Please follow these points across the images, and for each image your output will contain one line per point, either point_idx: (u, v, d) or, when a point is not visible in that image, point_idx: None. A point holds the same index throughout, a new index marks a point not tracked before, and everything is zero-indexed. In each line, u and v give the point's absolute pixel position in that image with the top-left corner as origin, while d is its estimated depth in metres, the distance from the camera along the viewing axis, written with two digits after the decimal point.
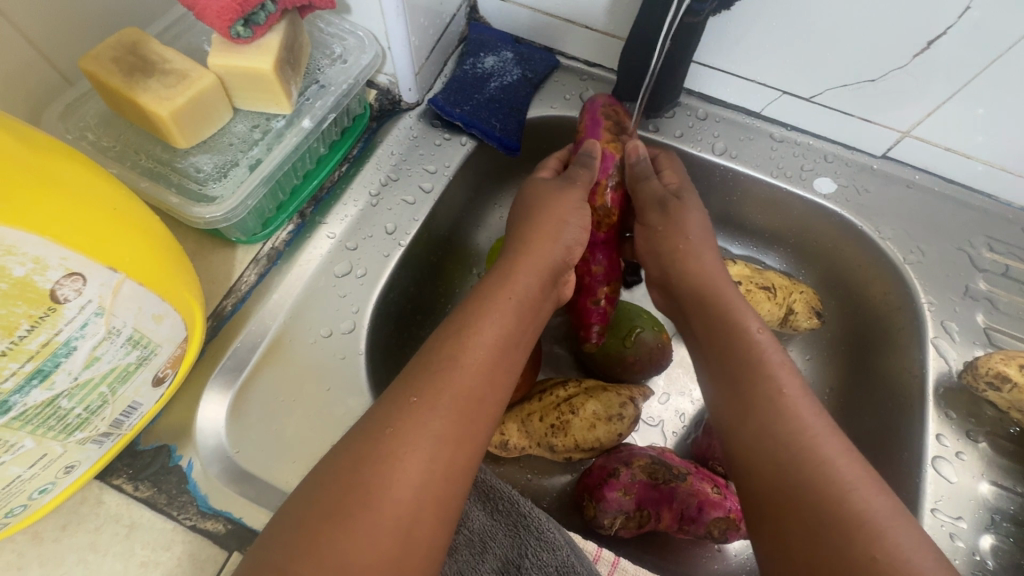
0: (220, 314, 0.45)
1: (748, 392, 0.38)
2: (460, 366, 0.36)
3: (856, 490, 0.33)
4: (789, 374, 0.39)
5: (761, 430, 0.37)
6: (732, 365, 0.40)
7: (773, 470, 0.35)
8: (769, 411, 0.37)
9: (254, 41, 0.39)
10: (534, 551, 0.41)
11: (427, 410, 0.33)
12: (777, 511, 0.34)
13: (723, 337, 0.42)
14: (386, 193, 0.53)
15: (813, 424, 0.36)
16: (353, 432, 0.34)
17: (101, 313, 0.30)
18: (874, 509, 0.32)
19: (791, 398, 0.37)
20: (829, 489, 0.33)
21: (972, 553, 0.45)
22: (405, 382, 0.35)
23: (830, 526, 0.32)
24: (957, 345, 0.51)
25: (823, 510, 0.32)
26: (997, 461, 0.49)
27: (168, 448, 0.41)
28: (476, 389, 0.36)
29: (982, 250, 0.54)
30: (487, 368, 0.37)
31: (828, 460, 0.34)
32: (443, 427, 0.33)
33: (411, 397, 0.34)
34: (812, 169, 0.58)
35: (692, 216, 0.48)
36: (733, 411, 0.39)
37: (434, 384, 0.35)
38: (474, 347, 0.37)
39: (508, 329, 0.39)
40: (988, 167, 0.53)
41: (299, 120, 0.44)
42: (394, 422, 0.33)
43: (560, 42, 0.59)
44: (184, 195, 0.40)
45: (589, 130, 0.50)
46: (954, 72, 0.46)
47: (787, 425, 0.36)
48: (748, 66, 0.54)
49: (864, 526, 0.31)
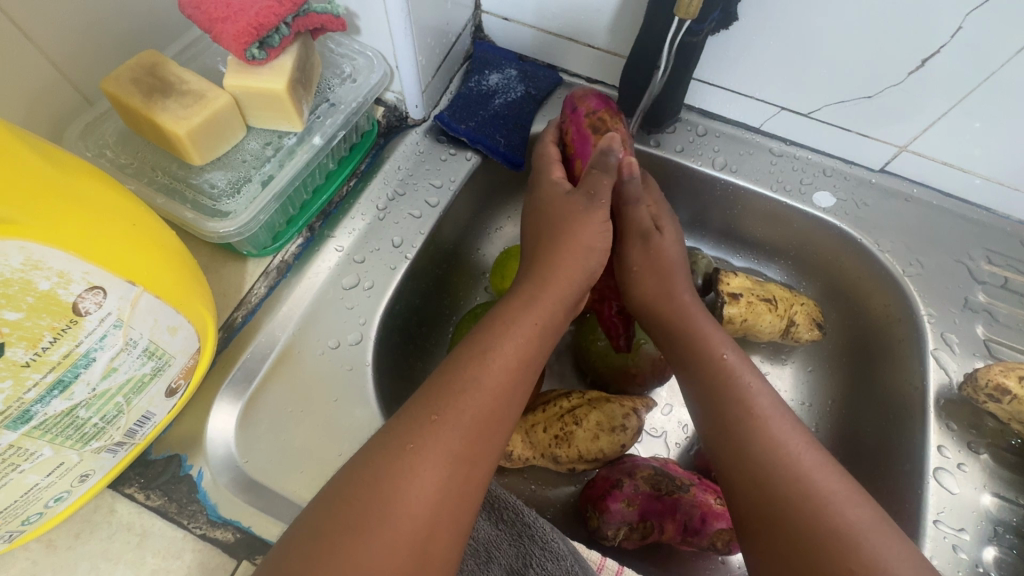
0: (231, 326, 0.46)
1: (718, 417, 0.39)
2: (479, 388, 0.36)
3: (832, 504, 0.33)
4: (766, 391, 0.39)
5: (744, 449, 0.37)
6: (702, 391, 0.41)
7: (750, 487, 0.36)
8: (740, 434, 0.37)
9: (268, 63, 0.40)
10: (539, 560, 0.41)
11: (447, 427, 0.34)
12: (761, 529, 0.35)
13: (693, 363, 0.42)
14: (393, 207, 0.54)
15: (805, 434, 0.37)
16: (375, 443, 0.34)
17: (119, 325, 0.31)
18: (851, 522, 0.33)
19: (762, 418, 0.38)
20: (819, 498, 0.34)
21: (975, 565, 0.45)
22: (425, 398, 0.36)
23: (808, 543, 0.33)
24: (957, 357, 0.52)
25: (800, 525, 0.33)
26: (999, 473, 0.49)
27: (179, 457, 0.41)
28: (495, 410, 0.36)
29: (980, 262, 0.55)
30: (505, 389, 0.37)
31: (809, 472, 0.35)
32: (460, 445, 0.34)
33: (433, 417, 0.35)
34: (811, 183, 0.59)
35: (666, 247, 0.48)
36: (710, 435, 0.39)
37: (453, 404, 0.35)
38: (495, 367, 0.37)
39: (529, 354, 0.39)
40: (986, 181, 0.54)
41: (310, 138, 0.45)
42: (414, 439, 0.34)
43: (563, 61, 0.60)
44: (199, 211, 0.41)
45: (579, 148, 0.50)
46: (949, 89, 0.48)
47: (761, 443, 0.37)
48: (747, 83, 0.55)
49: (839, 540, 0.32)
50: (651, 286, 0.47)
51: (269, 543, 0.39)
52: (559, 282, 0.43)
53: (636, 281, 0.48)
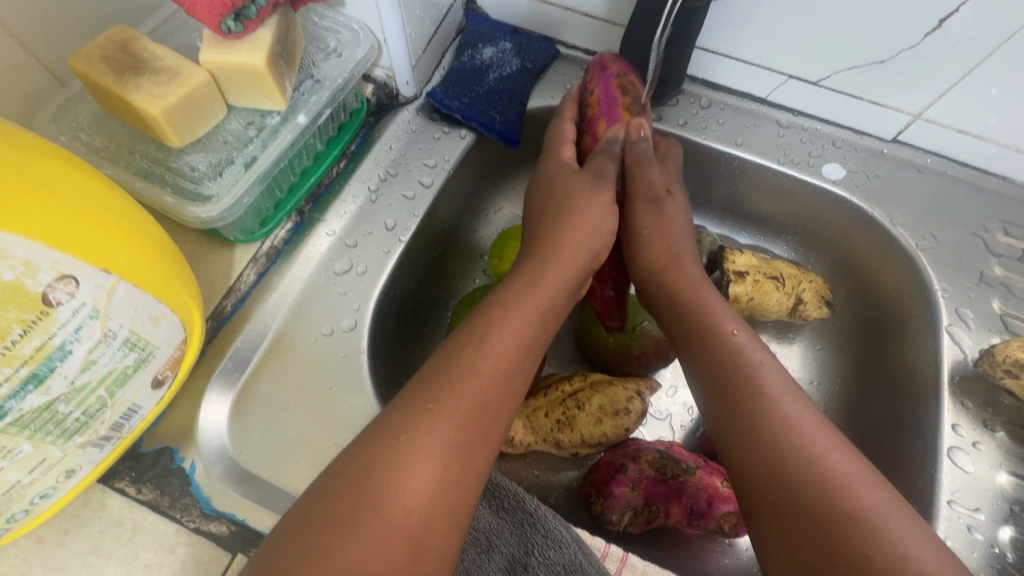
0: (220, 314, 0.45)
1: (732, 393, 0.38)
2: (476, 376, 0.35)
3: (850, 486, 0.32)
4: (777, 370, 0.38)
5: (744, 443, 0.36)
6: (713, 367, 0.39)
7: (762, 471, 0.35)
8: (750, 416, 0.36)
9: (245, 36, 0.38)
10: (541, 549, 0.39)
11: (443, 418, 0.33)
12: (776, 517, 0.33)
13: (701, 339, 0.41)
14: (385, 189, 0.52)
15: (802, 423, 0.35)
16: (368, 433, 0.33)
17: (95, 315, 0.30)
18: (870, 506, 0.32)
19: (775, 397, 0.37)
20: (823, 488, 0.32)
21: (990, 546, 0.44)
22: (421, 386, 0.34)
23: (826, 529, 0.31)
24: (973, 333, 0.50)
25: (816, 510, 0.32)
26: (1016, 451, 0.47)
27: (170, 450, 0.40)
28: (491, 399, 0.35)
29: (997, 234, 0.53)
30: (502, 377, 0.36)
31: (822, 456, 0.34)
32: (456, 435, 0.33)
33: (427, 405, 0.33)
34: (819, 154, 0.56)
35: (673, 217, 0.47)
36: (720, 415, 0.38)
37: (449, 392, 0.34)
38: (491, 354, 0.36)
39: (527, 339, 0.38)
40: (1003, 149, 0.51)
41: (294, 116, 0.43)
42: (408, 430, 0.32)
43: (559, 31, 0.58)
44: (179, 194, 0.39)
45: (603, 112, 0.48)
46: (966, 52, 0.45)
47: (773, 424, 0.35)
48: (753, 50, 0.52)
49: (859, 524, 0.31)
50: (661, 254, 0.45)
51: (264, 535, 0.38)
52: (552, 261, 0.42)
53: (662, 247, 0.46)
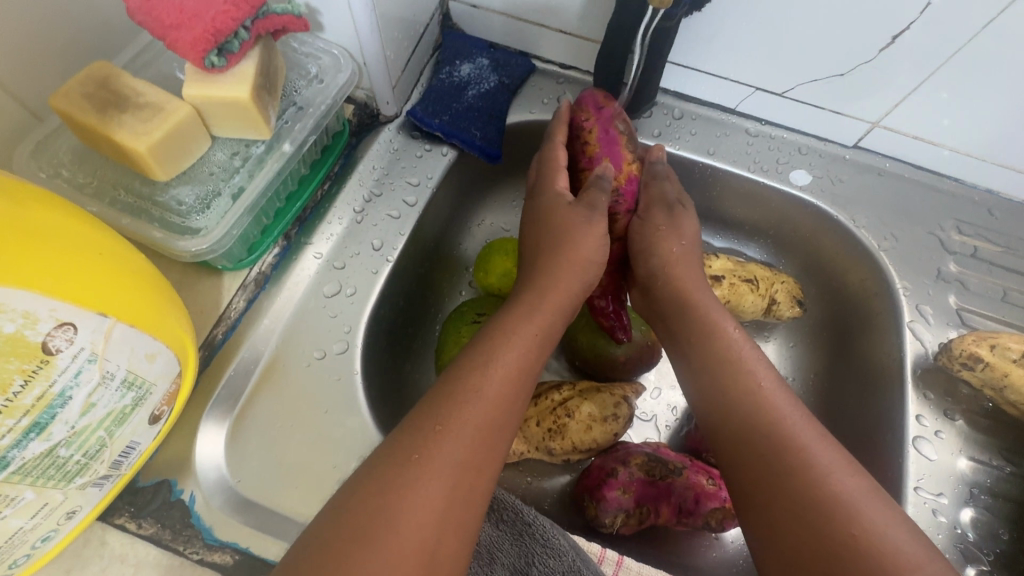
0: (211, 343, 0.45)
1: (727, 390, 0.40)
2: (480, 396, 0.37)
3: (834, 472, 0.35)
4: (767, 367, 0.41)
5: (739, 435, 0.39)
6: (710, 367, 0.42)
7: (753, 461, 0.37)
8: (745, 405, 0.39)
9: (229, 69, 0.38)
10: (541, 558, 0.41)
11: (451, 438, 0.34)
12: (766, 501, 0.36)
13: (701, 339, 0.44)
14: (370, 209, 0.53)
15: (790, 413, 0.38)
16: (382, 455, 0.34)
17: (94, 359, 0.30)
18: (852, 490, 0.34)
19: (768, 391, 0.39)
20: (810, 473, 0.35)
21: (954, 527, 0.47)
22: (428, 410, 0.36)
23: (811, 512, 0.34)
24: (932, 327, 0.54)
25: (803, 495, 0.34)
26: (974, 437, 0.51)
27: (168, 483, 0.40)
28: (496, 420, 0.36)
29: (952, 233, 0.57)
30: (506, 399, 0.38)
31: (808, 446, 0.36)
32: (464, 454, 0.34)
33: (436, 426, 0.35)
34: (787, 162, 0.59)
35: (663, 229, 0.49)
36: (715, 408, 0.40)
37: (456, 414, 0.35)
38: (495, 375, 0.38)
39: (527, 362, 0.40)
40: (955, 153, 0.55)
41: (280, 144, 0.43)
42: (419, 450, 0.34)
43: (535, 47, 0.59)
44: (167, 229, 0.39)
45: (605, 150, 0.50)
46: (921, 63, 0.48)
47: (765, 415, 0.38)
48: (722, 64, 0.55)
49: (844, 505, 0.33)
50: (668, 257, 0.48)
51: (270, 562, 0.39)
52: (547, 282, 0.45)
53: (643, 259, 0.50)
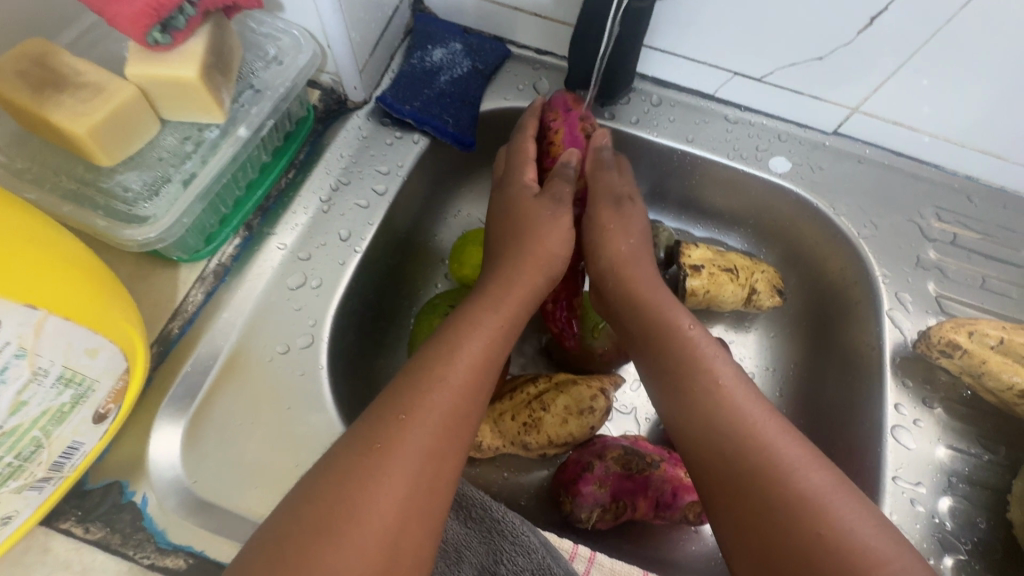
0: (166, 338, 0.43)
1: (688, 390, 0.39)
2: (445, 382, 0.35)
3: (798, 469, 0.34)
4: (726, 364, 0.40)
5: (702, 435, 0.37)
6: (670, 366, 0.41)
7: (717, 463, 0.36)
8: (707, 403, 0.38)
9: (176, 47, 0.36)
10: (509, 556, 0.40)
11: (415, 426, 0.33)
12: (733, 505, 0.35)
13: (659, 339, 0.42)
14: (338, 198, 0.51)
15: (752, 411, 0.37)
16: (334, 449, 0.33)
17: (23, 354, 0.28)
18: (818, 486, 0.33)
19: (728, 387, 0.38)
20: (775, 471, 0.34)
21: (931, 516, 0.46)
22: (390, 397, 0.34)
23: (778, 511, 0.33)
24: (911, 315, 0.53)
25: (771, 494, 0.33)
26: (953, 426, 0.50)
27: (120, 484, 0.39)
28: (462, 407, 0.35)
29: (931, 220, 0.56)
30: (473, 384, 0.36)
31: (771, 444, 0.35)
32: (429, 442, 0.33)
33: (399, 414, 0.33)
34: (766, 149, 0.58)
35: (626, 218, 0.48)
36: (676, 411, 0.39)
37: (421, 400, 0.34)
38: (460, 361, 0.37)
39: (494, 347, 0.39)
40: (935, 139, 0.54)
41: (235, 128, 0.41)
42: (382, 438, 0.32)
43: (509, 31, 0.57)
44: (112, 217, 0.37)
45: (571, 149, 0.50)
46: (901, 44, 0.47)
47: (725, 415, 0.37)
48: (699, 49, 0.53)
49: (810, 503, 0.33)
50: (621, 253, 0.47)
51: (223, 564, 0.37)
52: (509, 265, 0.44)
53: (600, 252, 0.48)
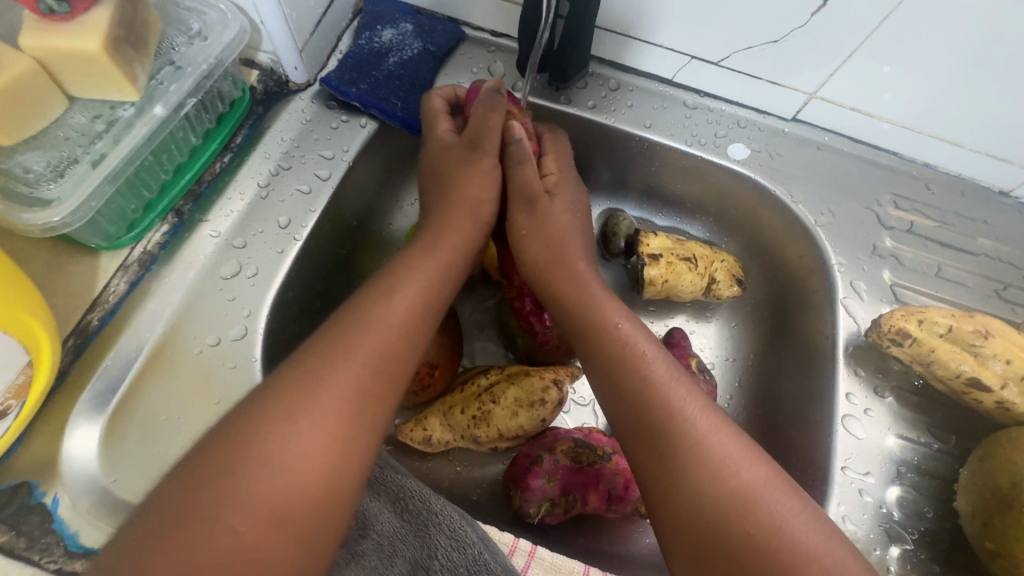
0: (85, 330, 0.42)
1: (623, 388, 0.37)
2: (351, 356, 0.33)
3: (729, 466, 0.33)
4: (662, 357, 0.38)
5: (638, 434, 0.36)
6: (603, 363, 0.39)
7: (651, 464, 0.35)
8: (640, 402, 0.36)
9: (75, 17, 0.35)
10: (444, 551, 0.38)
11: (313, 396, 0.31)
12: (667, 508, 0.33)
13: (595, 333, 0.40)
14: (277, 183, 0.49)
15: (686, 407, 0.35)
16: (220, 426, 0.31)
17: None
18: (751, 483, 0.32)
19: (663, 383, 0.37)
20: (707, 470, 0.33)
21: (879, 506, 0.46)
22: (293, 364, 0.33)
23: (710, 511, 0.32)
24: (865, 303, 0.52)
25: (703, 494, 0.32)
26: (905, 415, 0.50)
27: (29, 484, 0.37)
28: (369, 384, 0.33)
29: (889, 208, 0.55)
30: (384, 357, 0.34)
31: (705, 441, 0.34)
32: (325, 414, 0.31)
33: (297, 381, 0.32)
34: (725, 135, 0.57)
35: (569, 205, 0.47)
36: (614, 409, 0.38)
37: (322, 369, 0.32)
38: (370, 332, 0.34)
39: (415, 317, 0.37)
40: (894, 125, 0.53)
41: (151, 106, 0.39)
42: (276, 406, 0.31)
43: (463, 11, 0.55)
44: (11, 199, 0.36)
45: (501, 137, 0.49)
46: (852, 29, 0.45)
47: (659, 412, 0.35)
48: (653, 32, 0.52)
49: (742, 501, 0.32)
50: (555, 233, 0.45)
51: None
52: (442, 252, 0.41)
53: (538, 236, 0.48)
